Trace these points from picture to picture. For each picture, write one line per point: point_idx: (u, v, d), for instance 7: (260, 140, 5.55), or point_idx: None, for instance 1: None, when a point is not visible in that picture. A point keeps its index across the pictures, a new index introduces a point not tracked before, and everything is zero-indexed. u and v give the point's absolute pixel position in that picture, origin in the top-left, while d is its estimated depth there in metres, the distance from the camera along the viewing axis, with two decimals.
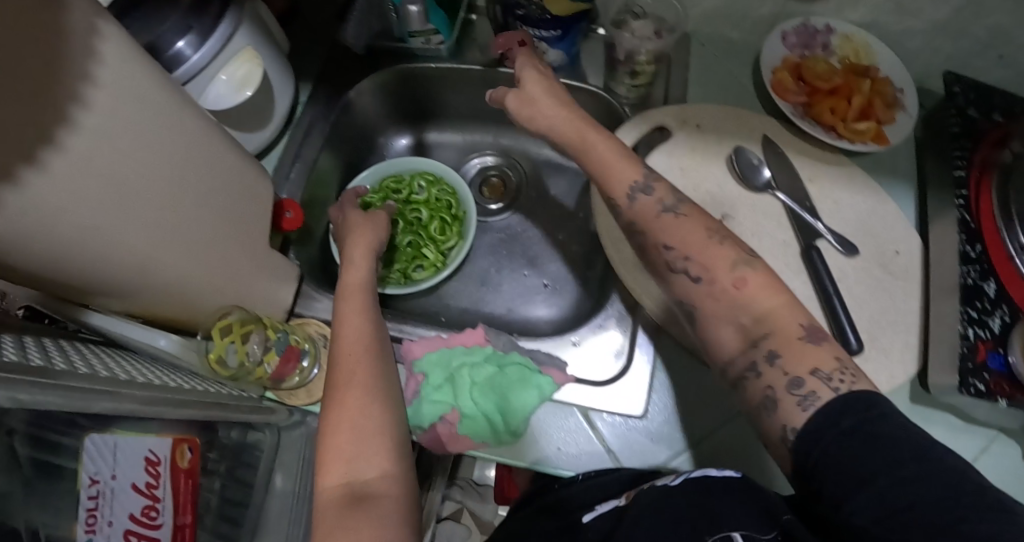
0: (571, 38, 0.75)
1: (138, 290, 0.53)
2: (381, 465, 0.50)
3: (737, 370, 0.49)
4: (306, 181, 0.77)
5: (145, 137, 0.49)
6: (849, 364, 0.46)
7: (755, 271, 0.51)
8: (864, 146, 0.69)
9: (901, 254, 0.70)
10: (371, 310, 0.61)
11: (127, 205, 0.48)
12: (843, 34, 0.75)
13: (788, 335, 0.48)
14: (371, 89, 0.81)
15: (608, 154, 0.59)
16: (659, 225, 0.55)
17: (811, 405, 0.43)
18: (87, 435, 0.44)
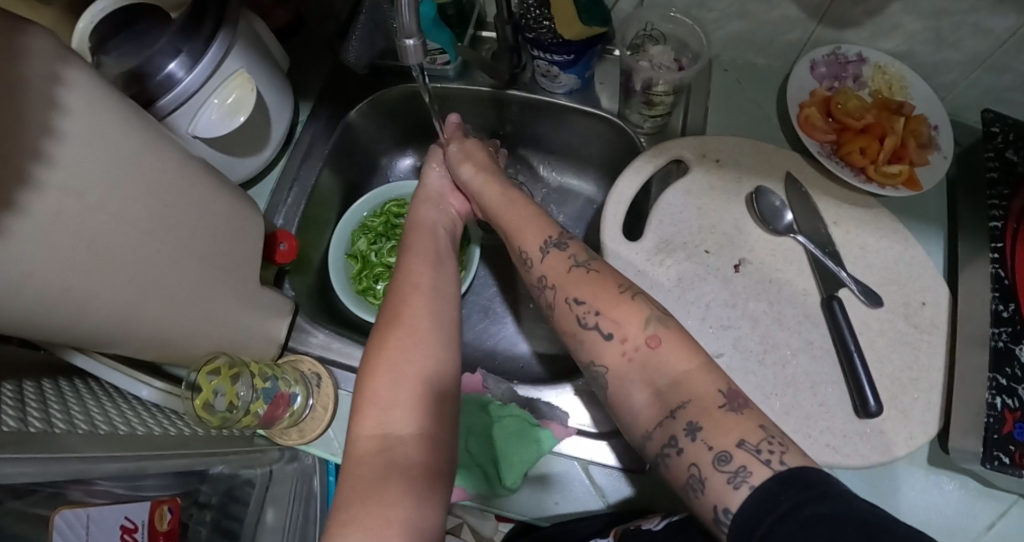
0: (585, 62, 0.70)
1: (117, 341, 0.52)
2: (421, 421, 0.47)
3: (655, 448, 0.46)
4: (304, 205, 0.74)
5: (120, 188, 0.46)
6: (775, 430, 0.43)
7: (668, 331, 0.49)
8: (895, 191, 0.64)
9: (927, 305, 0.66)
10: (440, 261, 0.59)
11: (100, 262, 0.46)
12: (876, 63, 0.70)
13: (708, 404, 0.44)
14: (373, 110, 0.78)
15: (555, 254, 0.56)
16: (614, 306, 0.51)
17: (742, 481, 0.40)
18: (58, 511, 0.44)
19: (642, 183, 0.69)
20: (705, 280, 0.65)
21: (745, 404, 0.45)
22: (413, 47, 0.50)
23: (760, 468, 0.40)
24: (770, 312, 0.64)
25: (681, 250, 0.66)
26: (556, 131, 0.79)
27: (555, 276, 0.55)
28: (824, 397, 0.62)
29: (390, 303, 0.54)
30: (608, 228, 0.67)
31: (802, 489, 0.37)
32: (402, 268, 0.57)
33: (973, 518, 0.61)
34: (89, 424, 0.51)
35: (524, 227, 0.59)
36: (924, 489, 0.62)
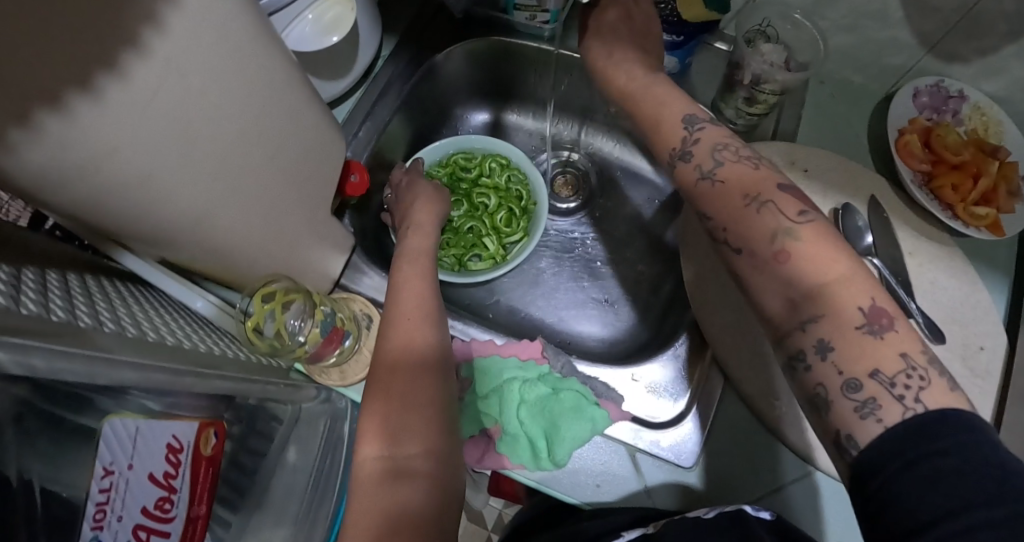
0: (689, 48, 0.68)
1: (180, 243, 0.48)
2: (423, 442, 0.49)
3: (784, 352, 0.45)
4: (374, 142, 0.71)
5: (223, 82, 0.43)
6: (920, 359, 0.41)
7: (803, 242, 0.45)
8: (979, 232, 0.64)
9: (985, 350, 0.65)
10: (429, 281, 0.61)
11: (187, 157, 0.43)
12: (974, 102, 0.69)
13: (842, 323, 0.42)
14: (460, 58, 0.75)
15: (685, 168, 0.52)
16: (744, 222, 0.48)
17: (871, 411, 0.39)
18: (107, 419, 0.41)
19: None
20: None
21: (886, 325, 0.42)
22: None
23: (891, 404, 0.39)
24: None
25: None
26: None
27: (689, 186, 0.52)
28: None
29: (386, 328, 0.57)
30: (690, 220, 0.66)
31: (929, 441, 0.37)
32: (392, 291, 0.60)
33: None
34: (137, 327, 0.47)
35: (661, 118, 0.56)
36: None
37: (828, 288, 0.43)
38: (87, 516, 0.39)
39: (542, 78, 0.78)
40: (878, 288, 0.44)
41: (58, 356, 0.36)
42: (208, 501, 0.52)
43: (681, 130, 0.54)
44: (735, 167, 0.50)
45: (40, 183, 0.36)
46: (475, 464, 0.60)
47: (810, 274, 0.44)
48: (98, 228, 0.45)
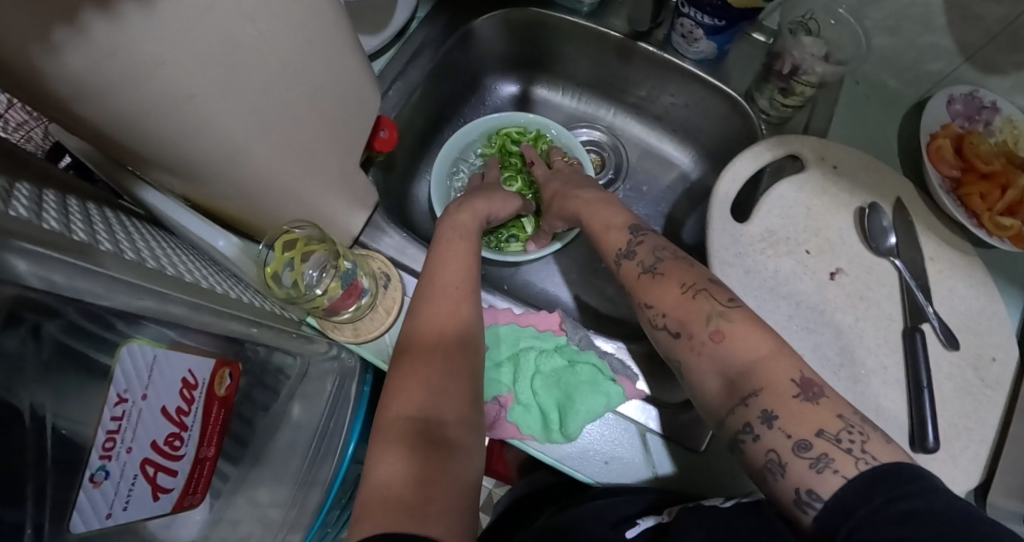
0: (730, 34, 0.67)
1: (208, 176, 0.47)
2: (457, 410, 0.50)
3: (729, 433, 0.47)
4: (404, 103, 0.70)
5: (273, 11, 0.41)
6: (854, 419, 0.44)
7: (733, 324, 0.50)
8: (1001, 243, 0.64)
9: (996, 361, 0.65)
10: (475, 256, 0.62)
11: (228, 82, 0.41)
12: (1008, 115, 0.69)
13: (780, 393, 0.45)
14: (496, 27, 0.74)
15: (631, 264, 0.59)
16: (679, 306, 0.53)
17: (826, 465, 0.41)
18: (125, 343, 0.39)
19: (756, 170, 0.68)
20: (799, 280, 0.64)
21: (819, 391, 0.45)
22: None
23: (842, 457, 0.41)
24: (852, 327, 0.64)
25: (784, 244, 0.65)
26: (673, 101, 0.76)
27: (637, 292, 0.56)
28: (884, 422, 0.61)
29: (429, 291, 0.57)
30: (718, 207, 0.66)
31: (896, 484, 0.38)
32: (436, 260, 0.60)
33: None
34: (155, 259, 0.46)
35: (605, 234, 0.62)
36: None
37: (760, 371, 0.47)
38: (97, 444, 0.37)
39: (576, 53, 0.77)
40: (804, 363, 0.48)
41: (87, 277, 0.34)
42: (217, 444, 0.51)
43: (625, 236, 0.61)
44: (674, 262, 0.56)
45: (75, 94, 0.35)
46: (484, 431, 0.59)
47: (741, 361, 0.48)
48: (120, 152, 0.43)
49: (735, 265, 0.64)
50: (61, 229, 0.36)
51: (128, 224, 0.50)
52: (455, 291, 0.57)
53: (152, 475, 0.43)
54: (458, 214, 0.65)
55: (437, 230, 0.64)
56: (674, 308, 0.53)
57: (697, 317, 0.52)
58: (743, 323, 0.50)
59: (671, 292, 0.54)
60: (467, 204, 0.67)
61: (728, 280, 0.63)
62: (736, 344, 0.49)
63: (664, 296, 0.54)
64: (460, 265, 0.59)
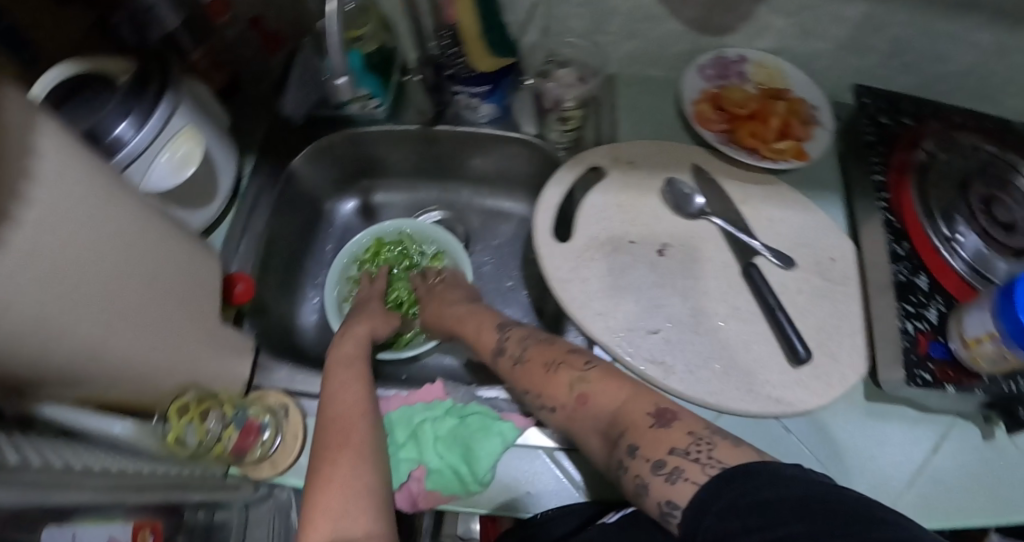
0: (501, 91, 0.77)
1: (85, 375, 0.54)
2: (365, 525, 0.53)
3: (614, 472, 0.54)
4: (256, 252, 0.77)
5: (91, 221, 0.49)
6: (704, 432, 0.50)
7: (591, 384, 0.59)
8: (787, 164, 0.72)
9: (837, 260, 0.73)
10: (364, 379, 0.68)
11: (70, 292, 0.48)
12: (756, 61, 0.79)
13: (639, 426, 0.53)
14: (314, 163, 0.84)
15: (503, 361, 0.68)
16: (545, 383, 0.62)
17: (676, 476, 0.47)
18: (45, 528, 0.44)
19: (566, 192, 0.75)
20: (634, 268, 0.70)
21: (672, 417, 0.53)
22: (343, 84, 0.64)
23: (691, 465, 0.47)
24: (696, 285, 0.70)
25: (608, 244, 0.71)
26: (485, 163, 0.85)
27: (514, 378, 0.66)
28: (758, 353, 0.68)
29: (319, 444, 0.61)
30: (540, 234, 0.71)
31: (740, 483, 0.43)
32: (330, 393, 0.66)
33: (915, 439, 0.70)
34: (60, 455, 0.48)
35: (478, 334, 0.72)
36: (871, 422, 0.71)
37: (620, 419, 0.55)
38: None
39: (392, 153, 0.86)
40: (659, 397, 0.56)
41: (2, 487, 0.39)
42: None
43: (495, 334, 0.71)
44: (537, 347, 0.66)
45: None
46: (412, 509, 0.64)
47: (603, 416, 0.57)
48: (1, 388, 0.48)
49: (570, 280, 0.69)
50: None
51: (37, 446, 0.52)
52: (343, 433, 0.61)
53: None
54: (340, 347, 0.72)
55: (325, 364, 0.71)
56: (544, 382, 0.62)
57: (564, 385, 0.61)
58: (600, 382, 0.59)
59: (538, 373, 0.63)
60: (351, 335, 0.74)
61: (571, 293, 0.68)
62: (597, 400, 0.58)
63: (526, 376, 0.64)
64: (349, 402, 0.64)
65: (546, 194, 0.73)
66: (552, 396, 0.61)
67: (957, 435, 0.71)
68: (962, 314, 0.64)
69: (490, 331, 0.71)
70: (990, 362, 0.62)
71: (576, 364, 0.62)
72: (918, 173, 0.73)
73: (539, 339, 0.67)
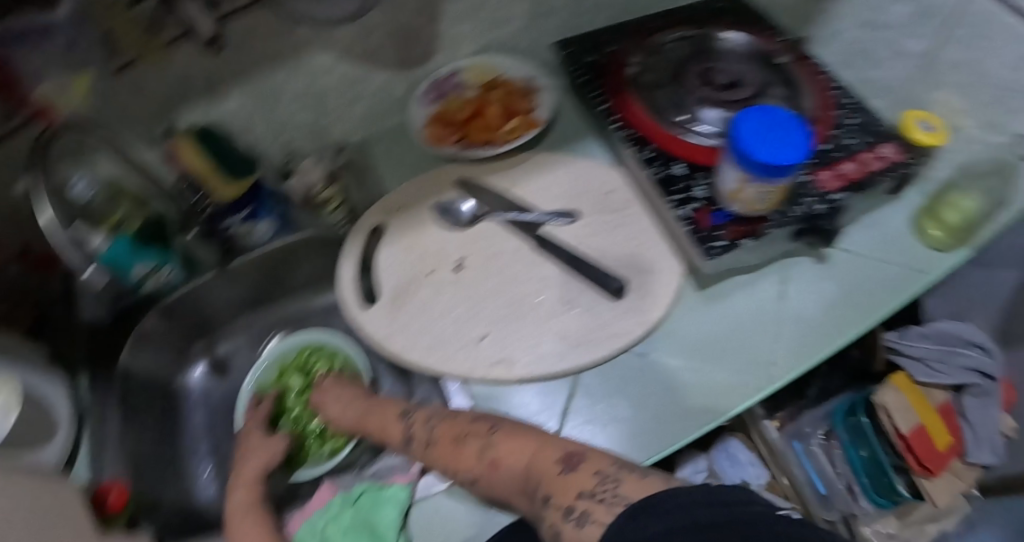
0: (267, 203, 0.81)
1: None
2: None
3: (537, 518, 0.57)
4: (124, 457, 0.77)
5: None
6: (609, 469, 0.53)
7: (499, 448, 0.61)
8: (525, 136, 0.78)
9: (613, 192, 0.79)
10: (264, 520, 0.65)
11: None
12: (464, 67, 0.86)
13: (550, 477, 0.56)
14: (147, 353, 0.86)
15: (416, 447, 0.68)
16: (456, 458, 0.63)
17: (586, 520, 0.49)
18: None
19: (361, 262, 0.78)
20: (443, 294, 0.73)
21: (578, 459, 0.56)
22: None
23: (597, 507, 0.50)
24: (502, 280, 0.74)
25: (413, 283, 0.75)
26: (298, 267, 0.89)
27: (426, 461, 0.67)
28: (583, 303, 0.72)
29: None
30: (352, 306, 0.74)
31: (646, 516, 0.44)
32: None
33: (759, 298, 0.76)
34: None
35: (385, 430, 0.72)
36: (715, 305, 0.76)
37: (536, 473, 0.57)
38: None
39: (211, 302, 0.89)
40: (567, 443, 0.59)
41: None
42: None
43: (399, 425, 0.70)
44: (441, 425, 0.67)
45: None
46: None
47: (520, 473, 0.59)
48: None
49: (393, 330, 0.72)
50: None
51: None
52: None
53: None
54: (238, 493, 0.69)
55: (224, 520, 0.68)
56: (456, 458, 0.64)
57: (475, 457, 0.62)
58: (508, 444, 0.61)
59: (449, 451, 0.64)
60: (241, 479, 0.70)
61: (398, 346, 0.71)
62: (511, 462, 0.60)
63: (438, 455, 0.65)
64: None
65: (343, 270, 0.77)
66: (470, 470, 0.63)
67: (793, 277, 0.78)
68: (718, 176, 0.71)
69: (396, 419, 0.71)
70: (760, 200, 0.68)
71: (482, 433, 0.64)
72: (636, 85, 0.81)
73: (440, 415, 0.68)
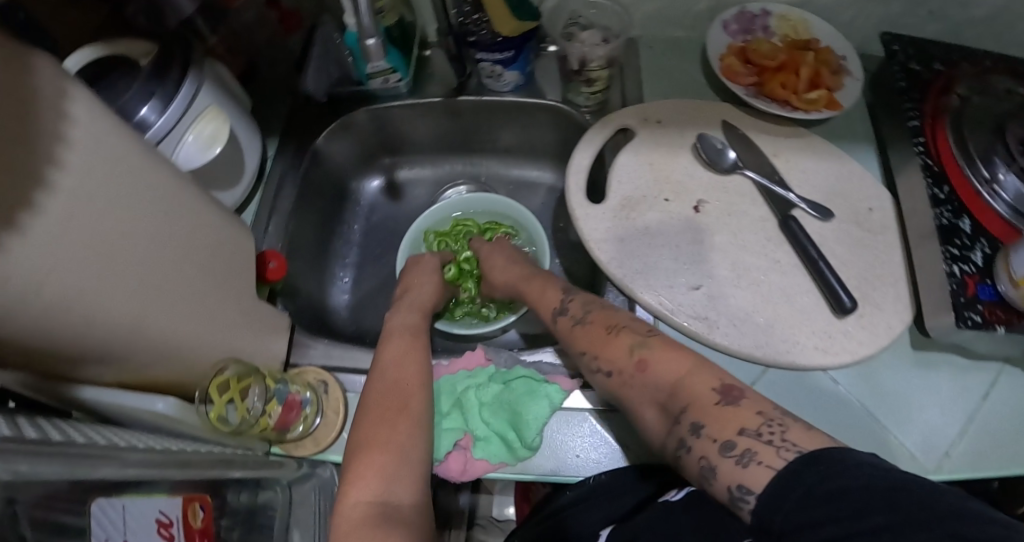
0: (524, 57, 0.76)
1: (126, 350, 0.52)
2: (412, 492, 0.56)
3: (670, 453, 0.52)
4: (285, 233, 0.77)
5: (119, 195, 0.47)
6: (774, 414, 0.47)
7: (652, 350, 0.56)
8: (820, 114, 0.72)
9: (874, 210, 0.72)
10: (420, 346, 0.67)
11: (106, 270, 0.46)
12: (780, 14, 0.78)
13: (703, 403, 0.50)
14: (340, 147, 0.85)
15: (564, 321, 0.65)
16: (605, 347, 0.60)
17: (749, 458, 0.44)
18: (95, 501, 0.43)
19: (596, 155, 0.75)
20: (669, 225, 0.70)
21: (740, 395, 0.50)
22: (373, 44, 0.70)
23: (765, 450, 0.44)
24: (735, 241, 0.69)
25: (644, 202, 0.71)
26: (512, 133, 0.86)
27: (571, 341, 0.63)
28: (802, 305, 0.66)
29: (366, 413, 0.60)
30: (576, 197, 0.72)
31: (825, 467, 0.39)
32: (385, 353, 0.66)
33: (963, 386, 0.65)
34: (109, 438, 0.47)
35: (541, 297, 0.70)
36: (915, 371, 0.66)
37: (687, 393, 0.52)
38: None
39: (415, 128, 0.87)
40: (726, 374, 0.52)
41: (51, 460, 0.38)
42: None
43: (557, 295, 0.68)
44: (600, 311, 0.63)
45: None
46: (461, 479, 0.63)
47: (667, 386, 0.54)
48: (52, 361, 0.47)
49: (609, 238, 0.70)
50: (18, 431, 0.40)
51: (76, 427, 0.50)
52: (395, 408, 0.60)
53: None
54: (400, 312, 0.72)
55: (382, 331, 0.70)
56: (603, 348, 0.60)
57: (621, 354, 0.58)
58: (664, 352, 0.56)
59: (598, 337, 0.61)
60: (415, 303, 0.73)
61: (608, 254, 0.69)
62: (660, 371, 0.55)
63: (584, 338, 0.62)
64: (405, 365, 0.64)
65: (577, 158, 0.74)
66: (610, 363, 0.58)
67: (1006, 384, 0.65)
68: (1008, 252, 0.62)
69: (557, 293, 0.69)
70: None
71: (639, 332, 0.59)
72: (954, 118, 0.71)
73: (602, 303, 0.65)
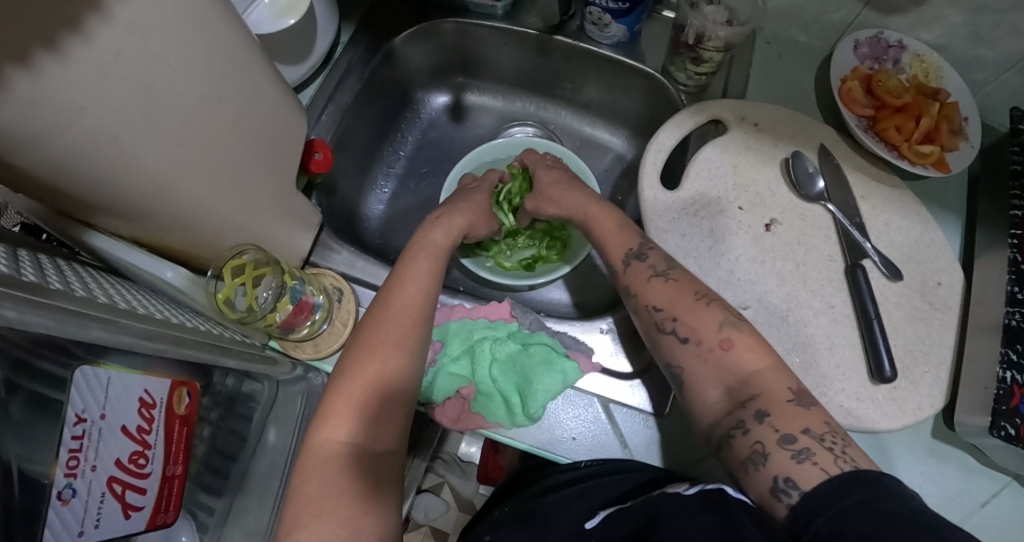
0: (637, 14, 0.69)
1: (152, 212, 0.47)
2: (386, 443, 0.52)
3: (720, 433, 0.50)
4: (336, 125, 0.73)
5: (177, 40, 0.42)
6: (839, 429, 0.47)
7: (741, 333, 0.53)
8: (925, 170, 0.67)
9: (943, 286, 0.67)
10: (435, 277, 0.62)
11: (146, 121, 0.42)
12: (915, 51, 0.71)
13: (776, 397, 0.48)
14: (416, 51, 0.80)
15: (638, 267, 0.60)
16: (694, 314, 0.55)
17: (807, 458, 0.44)
18: (78, 367, 0.39)
19: (681, 138, 0.71)
20: (735, 235, 0.67)
21: (813, 402, 0.49)
22: None
23: (824, 453, 0.44)
24: (795, 272, 0.66)
25: (716, 204, 0.68)
26: (596, 90, 0.81)
27: (644, 295, 0.58)
28: (840, 359, 0.63)
29: (360, 343, 0.56)
30: (650, 178, 0.69)
31: (874, 488, 0.40)
32: (397, 278, 0.61)
33: (964, 489, 0.63)
34: (106, 294, 0.45)
35: (610, 235, 0.65)
36: (923, 459, 0.64)
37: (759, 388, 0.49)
38: (60, 463, 0.38)
39: (498, 55, 0.81)
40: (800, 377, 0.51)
41: (36, 309, 0.35)
42: (185, 462, 0.51)
43: (636, 238, 0.63)
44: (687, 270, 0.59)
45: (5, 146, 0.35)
46: (451, 427, 0.62)
47: (746, 372, 0.50)
48: (72, 205, 0.43)
49: (671, 230, 0.67)
50: (10, 270, 0.36)
51: (71, 270, 0.47)
52: (387, 343, 0.55)
53: (119, 493, 0.43)
54: (434, 231, 0.67)
55: (404, 247, 0.66)
56: (688, 310, 0.55)
57: (714, 321, 0.54)
58: (748, 336, 0.53)
59: (684, 300, 0.56)
60: (445, 221, 0.69)
61: (668, 245, 0.66)
62: (740, 353, 0.52)
63: (655, 293, 0.58)
64: (412, 299, 0.59)
65: (660, 134, 0.69)
66: (694, 329, 0.54)
67: (1008, 500, 0.63)
68: None
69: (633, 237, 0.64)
70: None
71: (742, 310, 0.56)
72: None
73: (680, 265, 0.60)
